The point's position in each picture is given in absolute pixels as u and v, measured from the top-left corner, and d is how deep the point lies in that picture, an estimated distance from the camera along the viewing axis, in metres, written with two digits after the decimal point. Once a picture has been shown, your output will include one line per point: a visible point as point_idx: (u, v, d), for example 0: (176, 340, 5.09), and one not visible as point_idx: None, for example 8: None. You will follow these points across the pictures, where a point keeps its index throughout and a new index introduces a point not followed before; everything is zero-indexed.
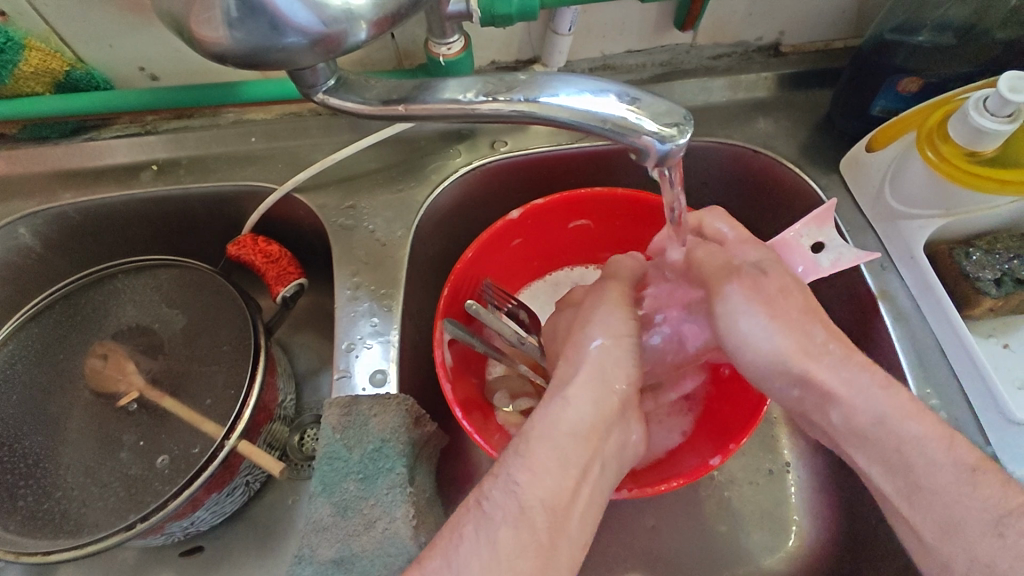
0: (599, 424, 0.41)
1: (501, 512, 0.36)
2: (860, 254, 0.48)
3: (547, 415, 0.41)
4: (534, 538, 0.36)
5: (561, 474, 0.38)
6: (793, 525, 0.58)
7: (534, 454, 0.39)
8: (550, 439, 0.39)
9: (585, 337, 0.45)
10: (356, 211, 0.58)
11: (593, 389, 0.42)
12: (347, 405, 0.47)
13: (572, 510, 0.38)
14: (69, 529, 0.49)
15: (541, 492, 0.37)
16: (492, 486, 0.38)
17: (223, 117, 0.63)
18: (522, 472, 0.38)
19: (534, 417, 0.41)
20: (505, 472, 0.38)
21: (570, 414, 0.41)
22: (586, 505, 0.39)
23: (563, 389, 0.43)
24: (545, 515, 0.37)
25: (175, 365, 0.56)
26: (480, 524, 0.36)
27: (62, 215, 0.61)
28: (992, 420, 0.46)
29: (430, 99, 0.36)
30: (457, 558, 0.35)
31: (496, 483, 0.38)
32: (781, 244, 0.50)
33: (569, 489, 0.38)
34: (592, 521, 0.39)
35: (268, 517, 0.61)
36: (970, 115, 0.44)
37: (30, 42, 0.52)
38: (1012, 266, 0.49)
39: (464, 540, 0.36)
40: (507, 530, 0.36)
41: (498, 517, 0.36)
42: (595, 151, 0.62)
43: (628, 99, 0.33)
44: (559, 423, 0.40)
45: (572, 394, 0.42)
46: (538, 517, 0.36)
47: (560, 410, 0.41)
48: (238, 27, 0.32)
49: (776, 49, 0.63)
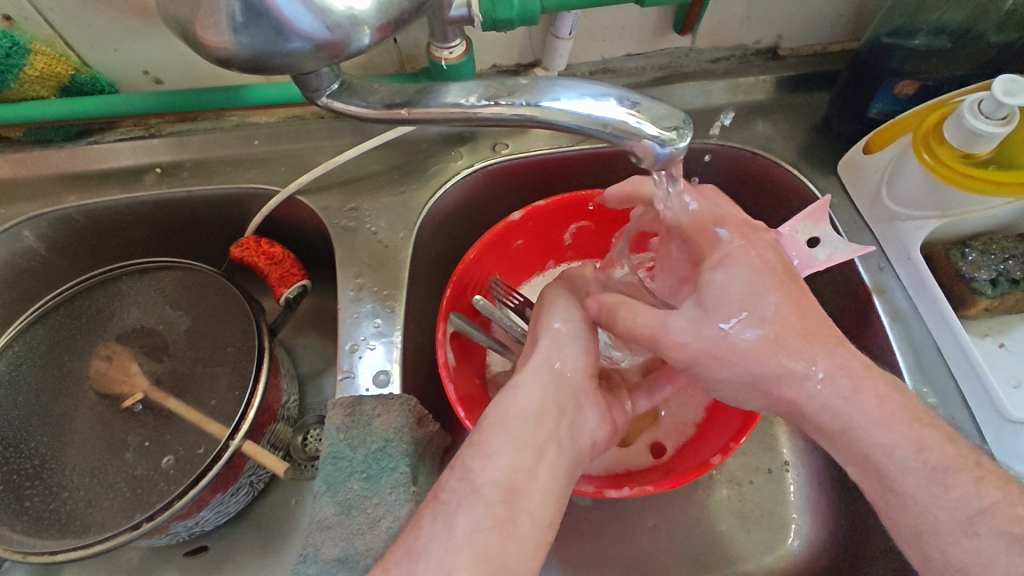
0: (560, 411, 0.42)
1: (456, 497, 0.37)
2: (855, 249, 0.52)
3: (499, 404, 0.42)
4: (489, 517, 0.36)
5: (517, 453, 0.39)
6: (792, 524, 0.59)
7: (488, 440, 0.40)
8: (502, 421, 0.41)
9: (543, 324, 0.47)
10: (358, 213, 0.59)
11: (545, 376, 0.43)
12: (351, 405, 0.48)
13: (534, 490, 0.38)
14: (75, 529, 0.50)
15: (495, 473, 0.38)
16: (449, 476, 0.39)
17: (227, 120, 0.64)
18: (476, 458, 0.39)
19: (495, 402, 0.43)
20: (461, 464, 0.39)
21: (520, 399, 0.42)
22: (547, 487, 0.39)
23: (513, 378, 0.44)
24: (499, 494, 0.37)
25: (179, 366, 0.56)
26: (438, 513, 0.37)
27: (67, 217, 0.61)
28: (988, 419, 0.47)
29: (432, 103, 0.37)
30: (421, 550, 0.35)
31: (452, 473, 0.39)
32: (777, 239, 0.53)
33: (527, 468, 0.39)
34: (556, 502, 0.39)
35: (271, 517, 0.62)
36: (965, 118, 0.45)
37: (35, 47, 0.53)
38: (1007, 267, 0.50)
39: (423, 529, 0.36)
40: (463, 512, 0.36)
41: (455, 501, 0.37)
42: (596, 153, 0.62)
43: (628, 103, 0.33)
44: (509, 408, 0.41)
45: (521, 381, 0.43)
46: (499, 500, 0.37)
47: (511, 396, 0.42)
48: (243, 32, 0.32)
49: (774, 53, 0.63)
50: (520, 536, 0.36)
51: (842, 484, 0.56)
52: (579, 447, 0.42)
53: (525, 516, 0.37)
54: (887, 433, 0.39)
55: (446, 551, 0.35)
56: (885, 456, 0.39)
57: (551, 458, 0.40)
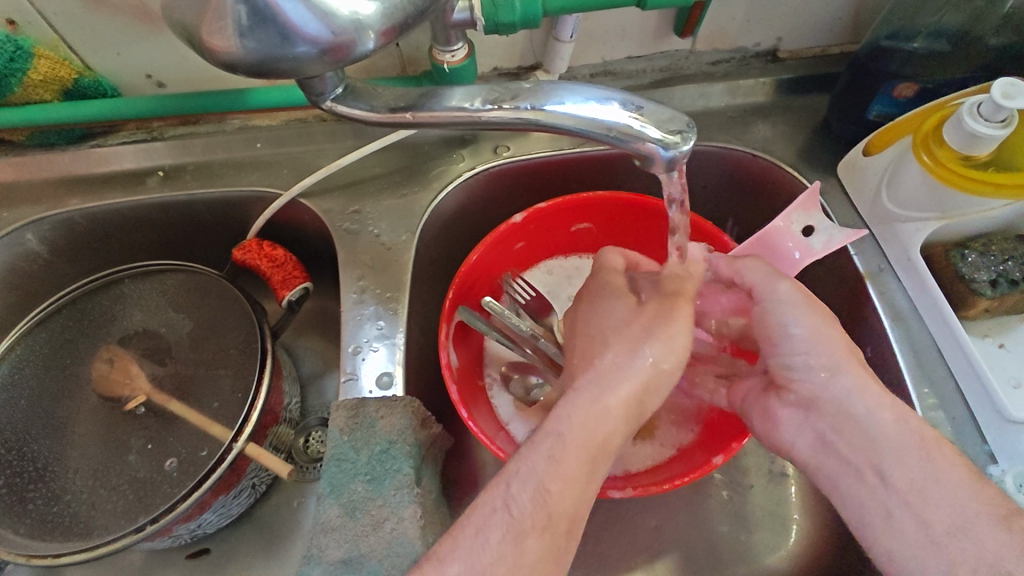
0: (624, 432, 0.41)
1: (530, 520, 0.36)
2: (850, 234, 0.50)
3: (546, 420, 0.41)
4: (552, 546, 0.37)
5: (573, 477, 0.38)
6: (793, 524, 0.59)
7: (568, 458, 0.38)
8: (586, 444, 0.39)
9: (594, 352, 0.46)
10: (361, 216, 0.59)
11: (631, 391, 0.42)
12: (354, 408, 0.48)
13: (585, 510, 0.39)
14: (78, 532, 0.50)
15: (565, 500, 0.38)
16: (521, 487, 0.37)
17: (228, 123, 0.64)
18: (555, 480, 0.38)
19: (572, 409, 0.41)
20: (536, 475, 0.38)
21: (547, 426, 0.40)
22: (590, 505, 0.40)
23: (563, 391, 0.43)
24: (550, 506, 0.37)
25: (182, 369, 0.56)
26: (508, 528, 0.36)
27: (69, 220, 0.61)
28: (990, 420, 0.47)
29: (436, 106, 0.37)
30: (480, 560, 0.35)
31: (528, 486, 0.37)
32: (773, 232, 0.52)
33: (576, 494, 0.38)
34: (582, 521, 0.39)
35: (274, 519, 0.62)
36: (964, 120, 0.45)
37: (38, 51, 0.53)
38: (1006, 268, 0.50)
39: (490, 541, 0.36)
40: (532, 539, 0.36)
41: (527, 522, 0.36)
42: (596, 156, 0.63)
43: (632, 108, 0.34)
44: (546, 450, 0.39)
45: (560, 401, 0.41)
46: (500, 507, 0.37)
47: (597, 411, 0.41)
48: (250, 36, 0.33)
49: (773, 55, 0.64)
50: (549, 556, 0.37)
51: None
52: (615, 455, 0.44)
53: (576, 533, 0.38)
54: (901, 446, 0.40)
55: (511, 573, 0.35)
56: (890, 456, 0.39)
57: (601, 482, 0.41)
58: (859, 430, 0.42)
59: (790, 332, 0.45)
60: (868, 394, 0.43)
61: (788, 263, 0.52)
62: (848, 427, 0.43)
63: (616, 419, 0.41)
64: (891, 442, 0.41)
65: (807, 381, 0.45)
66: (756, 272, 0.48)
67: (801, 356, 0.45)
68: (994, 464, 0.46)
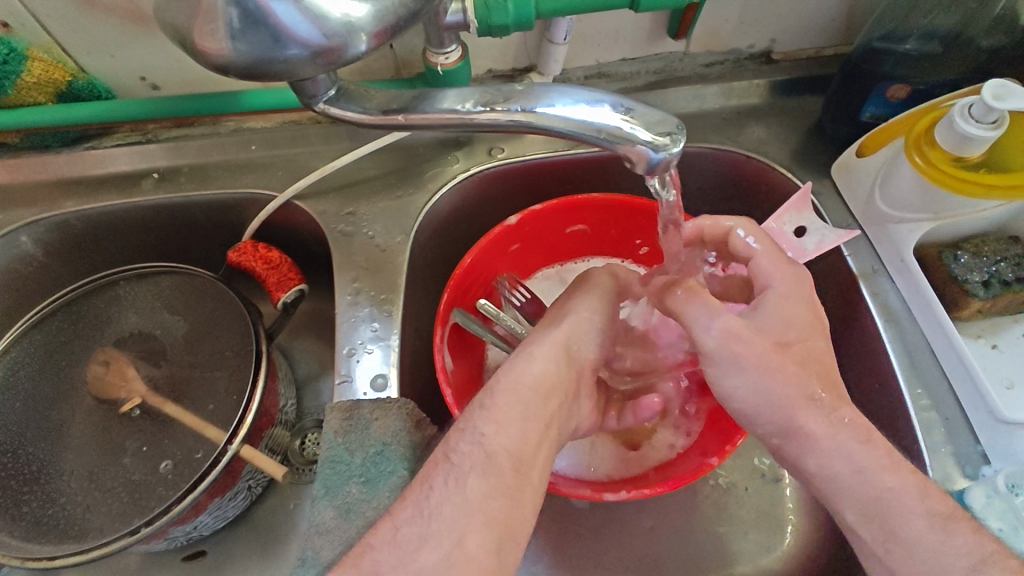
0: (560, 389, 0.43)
1: (468, 460, 0.37)
2: (840, 233, 0.53)
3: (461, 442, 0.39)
4: (500, 485, 0.37)
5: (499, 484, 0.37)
6: (788, 524, 0.59)
7: (498, 406, 0.40)
8: (516, 397, 0.41)
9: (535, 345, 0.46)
10: (356, 218, 0.59)
11: (558, 345, 0.45)
12: (349, 409, 0.48)
13: (536, 459, 0.39)
14: (73, 534, 0.50)
15: (505, 442, 0.39)
16: (459, 439, 0.39)
17: (223, 126, 0.64)
18: (486, 422, 0.39)
19: (497, 375, 0.43)
20: (471, 425, 0.40)
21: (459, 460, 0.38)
22: (546, 462, 0.40)
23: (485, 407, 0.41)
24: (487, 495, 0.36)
25: (177, 371, 0.56)
26: (449, 473, 0.37)
27: (64, 223, 0.61)
28: (982, 421, 0.47)
29: (429, 108, 0.37)
30: (428, 506, 0.36)
31: (463, 435, 0.39)
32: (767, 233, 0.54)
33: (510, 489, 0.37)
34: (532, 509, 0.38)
35: (269, 521, 0.62)
36: (955, 122, 0.45)
37: (32, 53, 0.53)
38: (998, 269, 0.50)
39: (435, 489, 0.37)
40: (473, 477, 0.37)
41: (466, 465, 0.37)
42: (591, 158, 0.63)
43: (622, 109, 0.34)
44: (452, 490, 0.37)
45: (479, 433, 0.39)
46: None
47: (524, 364, 0.43)
48: (241, 38, 0.33)
49: (767, 57, 0.64)
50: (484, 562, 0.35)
51: None
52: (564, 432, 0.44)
53: (529, 488, 0.38)
54: (858, 446, 0.40)
55: (458, 511, 0.35)
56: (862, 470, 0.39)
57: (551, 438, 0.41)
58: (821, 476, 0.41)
59: (734, 397, 0.43)
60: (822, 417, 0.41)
61: None
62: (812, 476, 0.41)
63: (555, 370, 0.43)
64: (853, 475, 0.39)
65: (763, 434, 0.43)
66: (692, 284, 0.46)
67: (752, 419, 0.43)
68: (986, 464, 0.46)
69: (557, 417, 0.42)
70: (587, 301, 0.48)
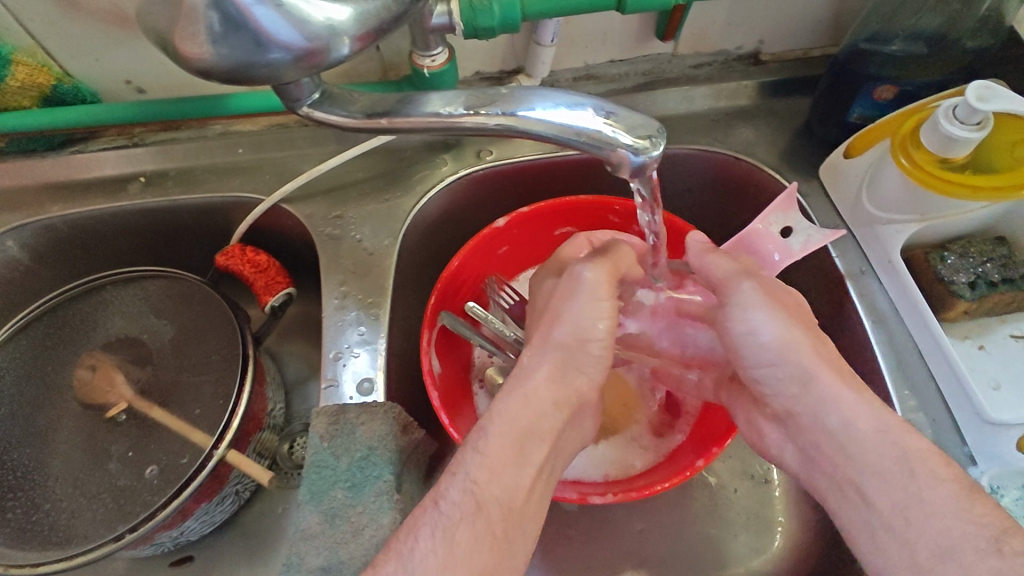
0: (560, 424, 0.42)
1: (457, 509, 0.36)
2: (828, 233, 0.51)
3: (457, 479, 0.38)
4: (489, 537, 0.36)
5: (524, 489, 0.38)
6: (778, 526, 0.59)
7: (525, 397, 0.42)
8: (515, 433, 0.40)
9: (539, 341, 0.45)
10: (343, 221, 0.59)
11: (547, 381, 0.43)
12: (335, 414, 0.48)
13: (528, 505, 0.39)
14: (58, 541, 0.50)
15: (496, 489, 0.38)
16: (449, 485, 0.38)
17: (211, 129, 0.64)
18: (479, 469, 0.38)
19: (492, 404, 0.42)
20: (461, 470, 0.38)
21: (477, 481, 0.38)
22: (540, 502, 0.40)
23: (482, 439, 0.40)
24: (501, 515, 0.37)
25: (163, 376, 0.56)
26: (437, 522, 0.36)
27: (51, 227, 0.61)
28: (969, 422, 0.47)
29: (412, 112, 0.37)
30: (413, 560, 0.35)
31: (451, 480, 0.38)
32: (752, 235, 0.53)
33: (526, 492, 0.39)
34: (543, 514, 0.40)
35: (258, 526, 0.62)
36: (940, 123, 0.45)
37: (17, 57, 0.53)
38: (985, 270, 0.50)
39: (419, 541, 0.35)
40: (462, 526, 0.36)
41: (455, 515, 0.36)
42: (580, 159, 0.63)
43: (603, 113, 0.33)
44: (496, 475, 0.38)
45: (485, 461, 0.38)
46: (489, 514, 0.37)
47: (520, 406, 0.41)
48: (222, 42, 0.33)
49: (755, 58, 0.64)
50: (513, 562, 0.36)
51: None
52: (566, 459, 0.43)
53: (521, 532, 0.38)
54: (867, 443, 0.40)
55: (445, 563, 0.34)
56: (880, 459, 0.38)
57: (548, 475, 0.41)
58: (838, 445, 0.41)
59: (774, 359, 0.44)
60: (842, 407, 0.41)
61: (769, 265, 0.52)
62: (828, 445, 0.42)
63: (550, 415, 0.42)
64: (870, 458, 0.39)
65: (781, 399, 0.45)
66: (723, 267, 0.48)
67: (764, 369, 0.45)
68: (972, 465, 0.46)
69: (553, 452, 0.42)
70: (583, 319, 0.45)
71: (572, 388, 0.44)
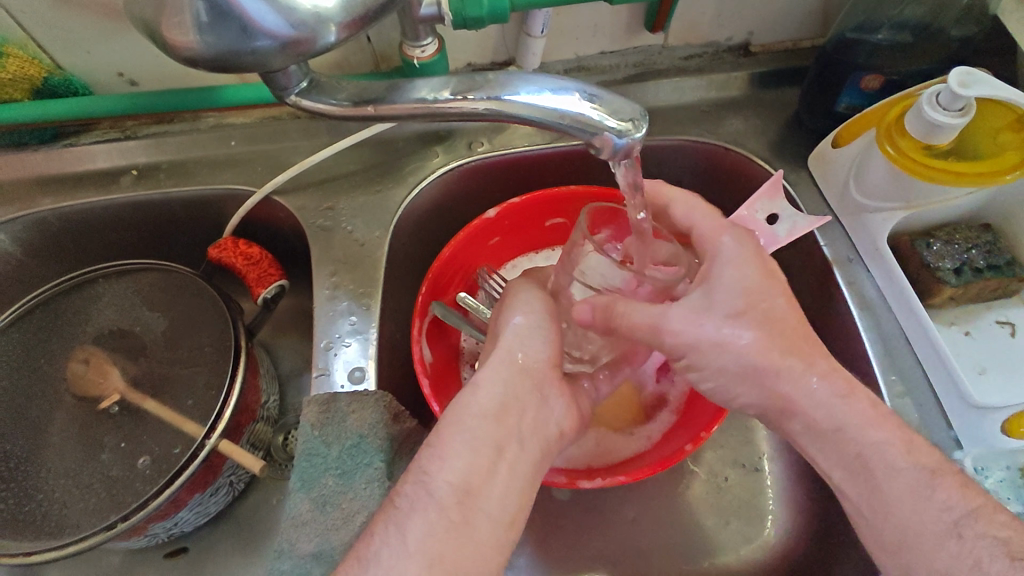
0: (521, 405, 0.42)
1: (411, 502, 0.37)
2: (813, 220, 0.51)
3: (419, 473, 0.39)
4: (444, 525, 0.36)
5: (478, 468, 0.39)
6: (769, 514, 0.59)
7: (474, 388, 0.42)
8: (456, 425, 0.40)
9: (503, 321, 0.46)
10: (335, 213, 0.59)
11: (499, 365, 0.43)
12: (326, 402, 0.48)
13: (491, 489, 0.38)
14: (50, 530, 0.50)
15: (450, 476, 0.38)
16: (404, 481, 0.39)
17: (203, 121, 0.64)
18: (432, 461, 0.39)
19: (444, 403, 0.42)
20: (418, 467, 0.39)
21: (439, 475, 0.38)
22: (507, 484, 0.39)
23: (440, 435, 0.40)
24: (453, 498, 0.37)
25: (155, 368, 0.56)
26: (392, 519, 0.37)
27: (42, 220, 0.61)
28: (955, 406, 0.47)
29: (399, 99, 0.37)
30: (373, 561, 0.35)
31: (408, 476, 0.39)
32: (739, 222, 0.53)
33: (485, 472, 0.39)
34: (517, 495, 0.39)
35: (252, 517, 0.62)
36: (924, 110, 0.45)
37: (8, 49, 0.53)
38: (969, 256, 0.51)
39: (375, 540, 0.36)
40: (415, 517, 0.36)
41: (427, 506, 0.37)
42: (571, 151, 0.63)
43: (587, 96, 0.34)
44: (457, 468, 0.38)
45: (444, 451, 0.39)
46: (446, 499, 0.37)
47: (469, 394, 0.42)
48: (208, 31, 0.33)
49: (745, 49, 0.64)
50: (479, 540, 0.37)
51: (817, 475, 0.56)
52: (543, 441, 0.43)
53: (481, 517, 0.38)
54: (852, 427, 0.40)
55: (396, 555, 0.35)
56: None
57: (512, 456, 0.40)
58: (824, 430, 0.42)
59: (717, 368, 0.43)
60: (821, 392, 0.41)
61: None
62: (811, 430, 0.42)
63: (507, 399, 0.42)
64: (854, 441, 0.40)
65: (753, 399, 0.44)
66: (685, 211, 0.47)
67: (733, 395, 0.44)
68: (958, 449, 0.47)
69: (515, 436, 0.41)
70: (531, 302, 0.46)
71: (531, 370, 0.44)
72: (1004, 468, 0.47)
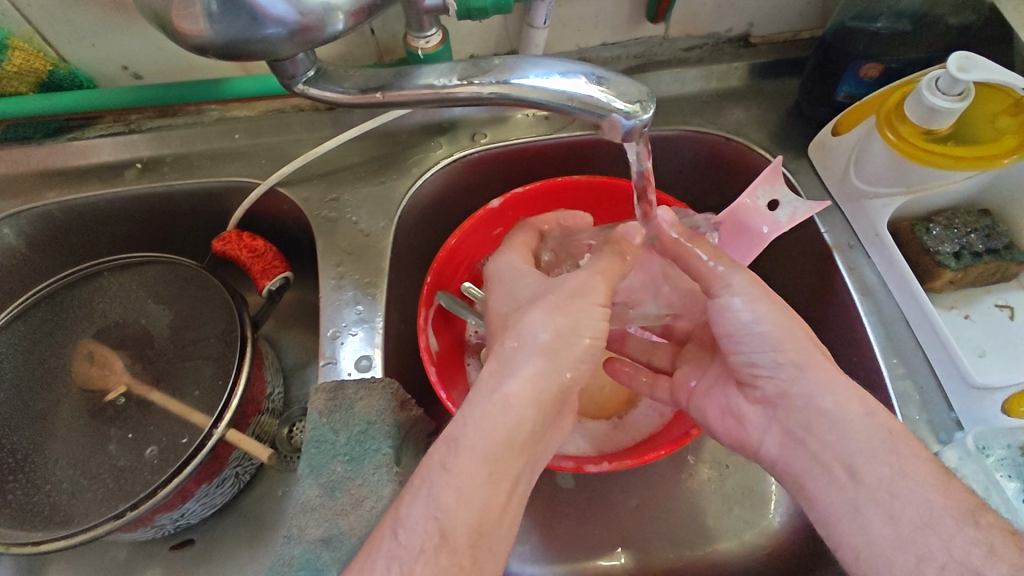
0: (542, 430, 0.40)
1: (421, 540, 0.35)
2: (814, 204, 0.51)
3: (433, 503, 0.36)
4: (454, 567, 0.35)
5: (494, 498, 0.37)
6: (772, 500, 0.60)
7: (504, 413, 0.38)
8: (498, 456, 0.37)
9: (535, 324, 0.42)
10: (339, 204, 0.59)
11: (531, 385, 0.40)
12: (333, 390, 0.48)
13: (502, 524, 0.37)
14: (58, 520, 0.50)
15: (465, 515, 0.36)
16: (414, 509, 0.36)
17: (206, 114, 0.64)
18: (450, 492, 0.36)
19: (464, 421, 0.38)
20: (430, 492, 0.36)
21: (454, 509, 0.36)
22: (515, 515, 0.39)
23: (456, 462, 0.37)
24: (467, 537, 0.35)
25: (161, 359, 0.56)
26: (396, 556, 0.34)
27: (47, 214, 0.61)
28: (956, 387, 0.48)
29: (407, 85, 0.38)
30: None
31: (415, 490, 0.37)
32: (741, 209, 0.54)
33: (500, 505, 0.37)
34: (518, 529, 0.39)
35: (256, 509, 0.62)
36: (923, 95, 0.46)
37: (13, 43, 0.53)
38: (969, 240, 0.51)
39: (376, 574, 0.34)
40: (424, 562, 0.34)
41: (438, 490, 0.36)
42: (574, 142, 0.63)
43: (595, 79, 0.34)
44: (476, 504, 0.36)
45: (461, 483, 0.36)
46: (460, 538, 0.35)
47: (495, 416, 0.38)
48: (218, 20, 0.33)
49: (745, 41, 0.65)
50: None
51: None
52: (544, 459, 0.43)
53: (490, 554, 0.37)
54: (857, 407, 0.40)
55: None
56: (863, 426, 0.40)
57: (523, 485, 0.39)
58: (828, 422, 0.42)
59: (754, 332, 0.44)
60: (835, 390, 0.42)
61: (759, 239, 0.53)
62: (818, 421, 0.42)
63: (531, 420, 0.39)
64: (858, 432, 0.40)
65: (773, 379, 0.45)
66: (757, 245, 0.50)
67: (762, 350, 0.45)
68: (959, 430, 0.47)
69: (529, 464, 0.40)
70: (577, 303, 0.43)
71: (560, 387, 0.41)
72: (1004, 446, 0.47)
